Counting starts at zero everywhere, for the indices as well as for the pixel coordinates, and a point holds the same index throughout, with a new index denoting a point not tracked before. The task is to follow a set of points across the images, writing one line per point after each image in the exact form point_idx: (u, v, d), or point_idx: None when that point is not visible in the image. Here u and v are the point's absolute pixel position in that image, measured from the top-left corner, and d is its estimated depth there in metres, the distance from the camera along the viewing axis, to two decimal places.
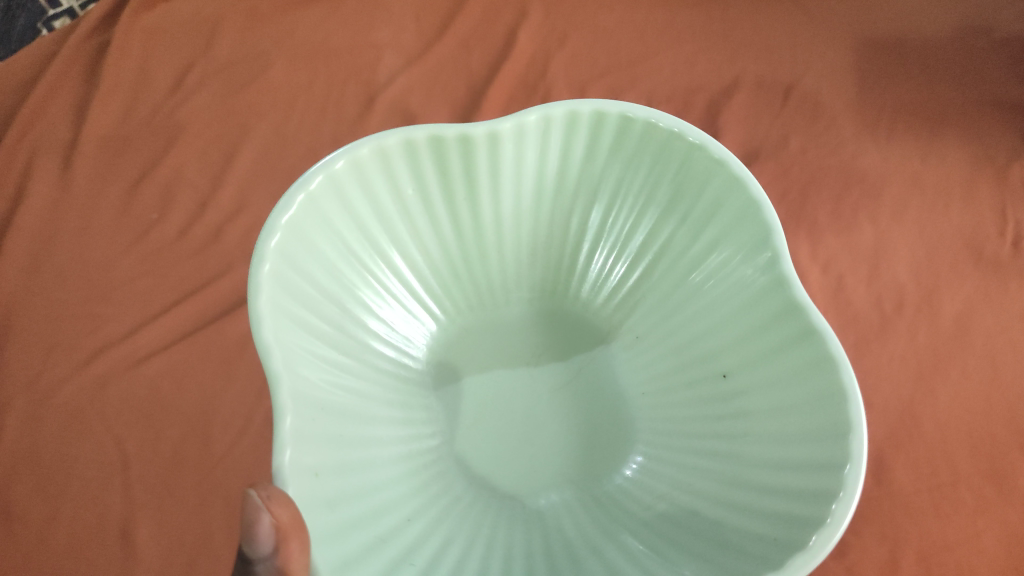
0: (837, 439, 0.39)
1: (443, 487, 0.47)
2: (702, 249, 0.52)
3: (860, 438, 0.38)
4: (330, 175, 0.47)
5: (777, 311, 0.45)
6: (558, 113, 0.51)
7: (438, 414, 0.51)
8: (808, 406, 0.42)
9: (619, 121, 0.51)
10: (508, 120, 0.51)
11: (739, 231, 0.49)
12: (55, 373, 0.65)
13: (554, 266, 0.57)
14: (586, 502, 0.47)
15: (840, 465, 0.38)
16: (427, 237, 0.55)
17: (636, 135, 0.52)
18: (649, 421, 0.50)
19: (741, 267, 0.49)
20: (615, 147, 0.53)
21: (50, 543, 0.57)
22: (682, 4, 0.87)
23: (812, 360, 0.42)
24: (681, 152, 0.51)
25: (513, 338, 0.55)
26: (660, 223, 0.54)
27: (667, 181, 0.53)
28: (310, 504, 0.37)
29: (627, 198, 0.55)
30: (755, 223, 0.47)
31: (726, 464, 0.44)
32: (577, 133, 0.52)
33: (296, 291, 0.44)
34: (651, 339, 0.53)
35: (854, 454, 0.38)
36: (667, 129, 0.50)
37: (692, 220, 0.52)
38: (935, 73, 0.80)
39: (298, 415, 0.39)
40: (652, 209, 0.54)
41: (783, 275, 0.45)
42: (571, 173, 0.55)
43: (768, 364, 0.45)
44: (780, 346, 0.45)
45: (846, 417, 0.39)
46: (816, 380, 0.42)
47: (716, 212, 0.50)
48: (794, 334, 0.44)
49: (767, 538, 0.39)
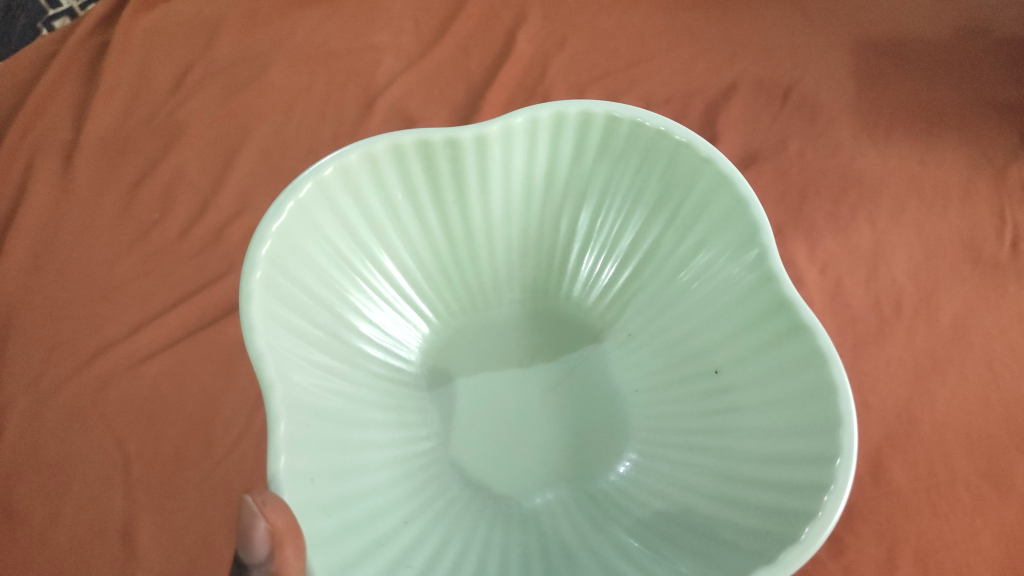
0: (828, 433, 0.40)
1: (438, 488, 0.47)
2: (690, 248, 0.52)
3: (850, 430, 0.39)
4: (320, 181, 0.47)
5: (766, 309, 0.46)
6: (546, 115, 0.51)
7: (431, 416, 0.51)
8: (797, 402, 0.42)
9: (606, 121, 0.52)
10: (496, 123, 0.51)
11: (727, 230, 0.49)
12: (56, 374, 0.65)
13: (545, 267, 0.58)
14: (580, 500, 0.48)
15: (830, 459, 0.39)
16: (419, 239, 0.55)
17: (624, 134, 0.52)
18: (641, 420, 0.50)
19: (728, 265, 0.49)
20: (603, 147, 0.53)
21: (51, 543, 0.57)
22: (680, 6, 0.87)
23: (801, 355, 0.43)
24: (668, 151, 0.51)
25: (504, 338, 0.56)
26: (649, 223, 0.55)
27: (654, 179, 0.53)
28: (305, 510, 0.38)
29: (617, 197, 0.55)
30: (743, 221, 0.48)
31: (718, 461, 0.44)
32: (564, 134, 0.53)
33: (286, 298, 0.45)
34: (643, 338, 0.53)
35: (844, 446, 0.38)
36: (654, 128, 0.51)
37: (681, 219, 0.52)
38: (932, 76, 0.80)
39: (291, 420, 0.40)
40: (641, 208, 0.55)
41: (770, 273, 0.45)
42: (561, 173, 0.55)
43: (757, 361, 0.46)
44: (769, 343, 0.45)
45: (835, 411, 0.40)
46: (805, 375, 0.42)
47: (704, 211, 0.51)
48: (782, 330, 0.44)
49: (760, 533, 0.39)
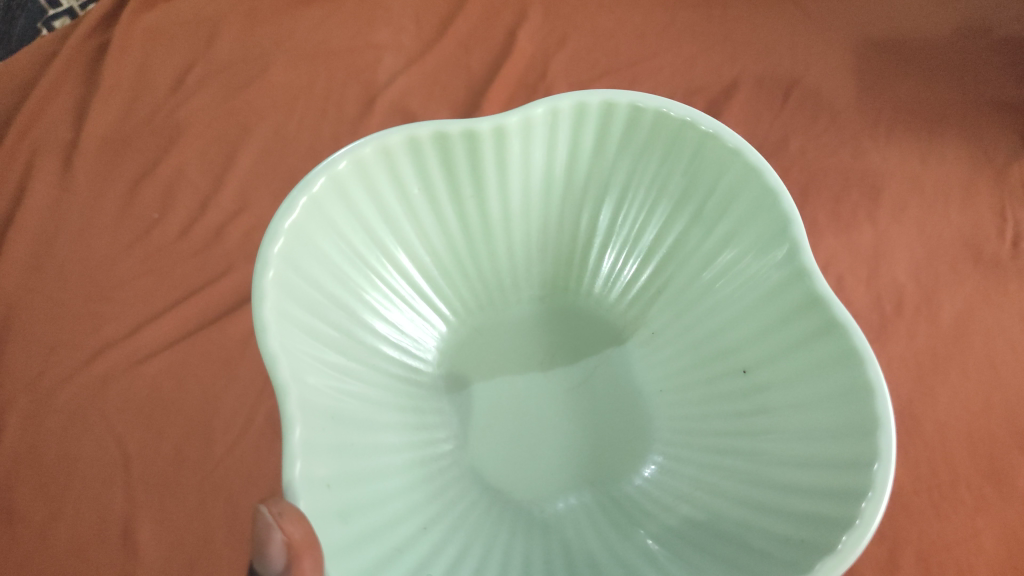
0: (864, 436, 0.39)
1: (457, 492, 0.47)
2: (716, 244, 0.51)
3: (889, 434, 0.38)
4: (334, 176, 0.47)
5: (799, 306, 0.45)
6: (566, 105, 0.50)
7: (450, 419, 0.50)
8: (830, 403, 0.41)
9: (630, 112, 0.51)
10: (515, 113, 0.50)
11: (756, 223, 0.48)
12: (56, 373, 0.64)
13: (565, 263, 0.57)
14: (604, 504, 0.47)
15: (868, 463, 0.38)
16: (435, 235, 0.55)
17: (647, 125, 0.51)
18: (665, 420, 0.50)
19: (756, 262, 0.48)
20: (626, 140, 0.52)
21: (51, 542, 0.57)
22: (681, 4, 0.86)
23: (836, 354, 0.42)
24: (693, 142, 0.50)
25: (522, 337, 0.55)
26: (673, 219, 0.54)
27: (679, 172, 0.53)
28: (322, 518, 0.37)
29: (639, 191, 0.55)
30: (773, 213, 0.47)
31: (748, 464, 0.44)
32: (586, 126, 0.52)
33: (300, 295, 0.44)
34: (668, 335, 0.53)
35: (883, 450, 0.37)
36: (679, 118, 0.50)
37: (707, 213, 0.52)
38: (934, 74, 0.80)
39: (307, 424, 0.39)
40: (664, 202, 0.54)
41: (802, 267, 0.44)
42: (581, 167, 0.54)
43: (788, 361, 0.45)
44: (800, 341, 0.44)
45: (873, 413, 0.39)
46: (841, 375, 0.41)
47: (732, 205, 0.50)
48: (816, 328, 0.43)
49: (795, 540, 0.38)
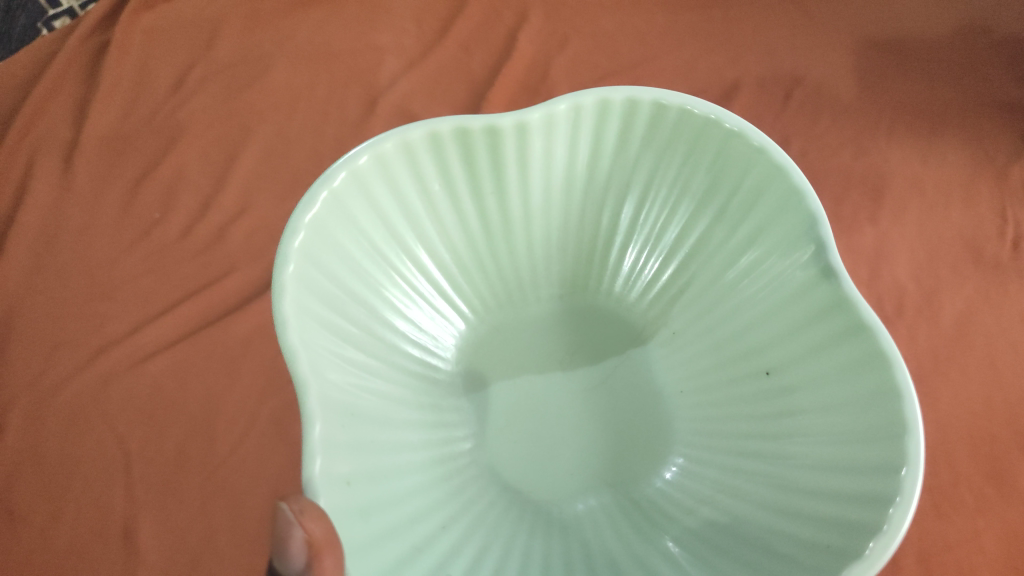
0: (892, 439, 0.39)
1: (476, 492, 0.47)
2: (739, 243, 0.51)
3: (917, 438, 0.38)
4: (354, 171, 0.46)
5: (824, 305, 0.45)
6: (589, 102, 0.50)
7: (469, 417, 0.50)
8: (857, 405, 0.41)
9: (653, 109, 0.51)
10: (538, 110, 0.50)
11: (780, 223, 0.48)
12: (57, 373, 0.64)
13: (585, 262, 0.57)
14: (623, 506, 0.47)
15: (895, 467, 0.38)
16: (454, 233, 0.54)
17: (670, 122, 0.51)
18: (687, 421, 0.49)
19: (780, 261, 0.48)
20: (649, 137, 0.52)
21: (52, 543, 0.57)
22: (682, 6, 0.86)
23: (863, 354, 0.42)
24: (718, 139, 0.50)
25: (542, 336, 0.55)
26: (695, 217, 0.54)
27: (702, 171, 0.52)
28: (343, 516, 0.37)
29: (660, 189, 0.54)
30: (798, 212, 0.47)
31: (772, 466, 0.44)
32: (608, 123, 0.52)
33: (320, 291, 0.44)
34: (689, 335, 0.53)
35: (911, 454, 0.37)
36: (703, 116, 0.49)
37: (730, 213, 0.51)
38: (935, 75, 0.79)
39: (328, 421, 0.39)
40: (686, 201, 0.54)
41: (829, 267, 0.44)
42: (603, 165, 0.54)
43: (814, 362, 0.45)
44: (827, 342, 0.44)
45: (901, 416, 0.39)
46: (868, 376, 0.41)
47: (756, 204, 0.50)
48: (842, 328, 0.43)
49: (820, 545, 0.38)
